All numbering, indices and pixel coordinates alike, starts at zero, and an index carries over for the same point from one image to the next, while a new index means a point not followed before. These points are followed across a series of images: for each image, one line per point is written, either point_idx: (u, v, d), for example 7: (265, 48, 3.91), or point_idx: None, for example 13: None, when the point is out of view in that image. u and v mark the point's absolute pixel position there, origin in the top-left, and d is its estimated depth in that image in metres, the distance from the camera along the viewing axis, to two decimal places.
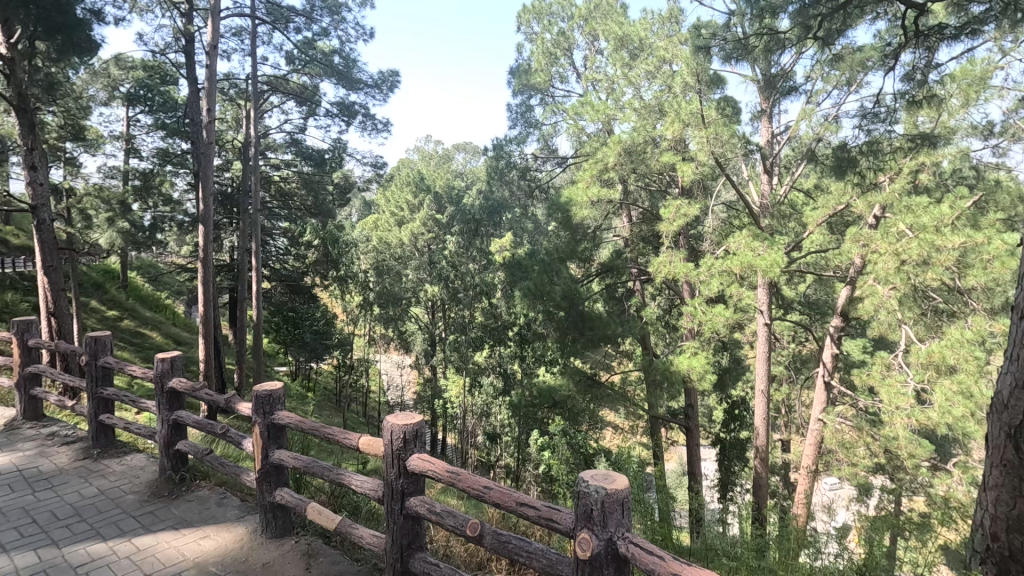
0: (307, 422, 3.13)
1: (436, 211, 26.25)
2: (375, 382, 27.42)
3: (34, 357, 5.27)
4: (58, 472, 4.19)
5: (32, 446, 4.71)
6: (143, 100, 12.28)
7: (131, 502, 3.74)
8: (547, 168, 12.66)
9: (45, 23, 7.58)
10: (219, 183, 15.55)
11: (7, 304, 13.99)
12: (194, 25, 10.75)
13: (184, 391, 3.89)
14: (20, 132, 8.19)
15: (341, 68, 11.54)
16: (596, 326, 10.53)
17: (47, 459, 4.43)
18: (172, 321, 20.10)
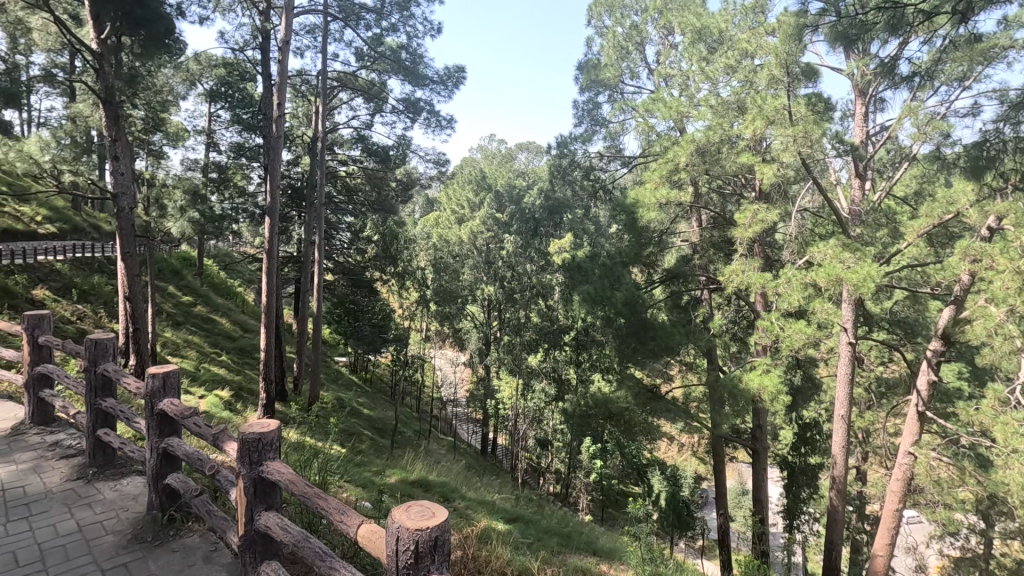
0: (300, 483, 2.12)
1: (495, 210, 26.01)
2: (429, 377, 27.56)
3: (47, 355, 4.14)
4: (42, 496, 3.20)
5: (29, 458, 3.68)
6: (224, 97, 12.73)
7: (105, 549, 2.70)
8: (612, 169, 12.02)
9: (128, 18, 7.71)
10: (289, 178, 15.71)
11: (94, 286, 14.76)
12: (271, 23, 10.84)
13: (176, 417, 2.86)
14: (105, 125, 8.39)
15: (408, 64, 11.33)
16: (659, 336, 9.79)
17: (38, 477, 3.42)
18: (240, 308, 20.84)
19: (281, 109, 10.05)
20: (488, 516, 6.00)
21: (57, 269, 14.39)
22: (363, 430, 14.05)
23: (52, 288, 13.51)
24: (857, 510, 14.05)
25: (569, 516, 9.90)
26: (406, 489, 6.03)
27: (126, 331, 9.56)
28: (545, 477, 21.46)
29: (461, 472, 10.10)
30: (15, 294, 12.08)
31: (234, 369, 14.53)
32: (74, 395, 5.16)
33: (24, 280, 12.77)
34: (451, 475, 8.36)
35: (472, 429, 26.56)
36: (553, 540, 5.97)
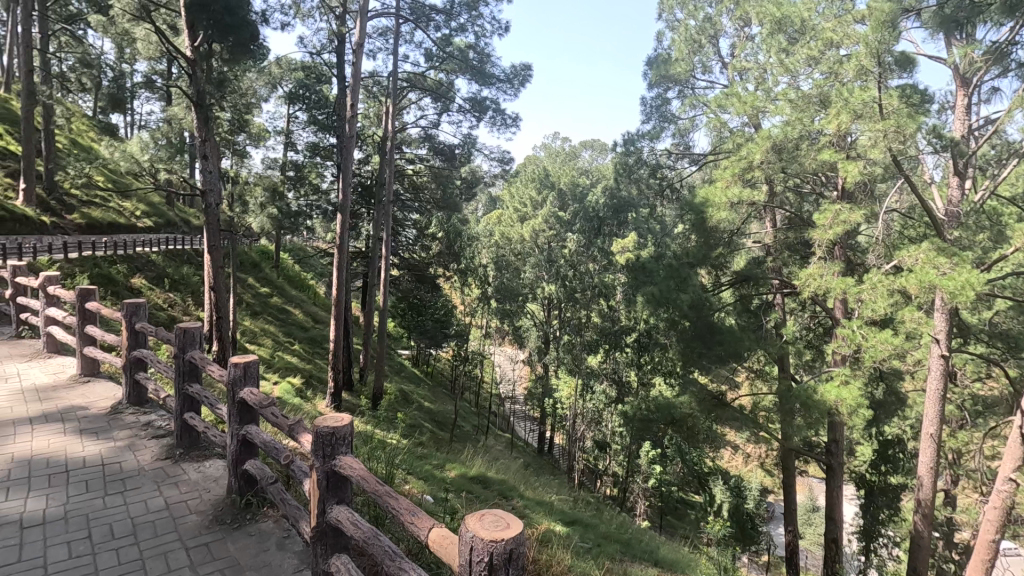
0: (372, 480, 2.15)
1: (558, 208, 25.83)
2: (489, 373, 27.84)
3: (142, 341, 4.44)
4: (135, 473, 3.45)
5: (125, 436, 3.98)
6: (302, 99, 13.39)
7: (191, 527, 2.89)
8: (680, 167, 11.62)
9: (218, 26, 8.18)
10: (360, 176, 16.29)
11: (184, 276, 15.92)
12: (347, 27, 11.25)
13: (255, 406, 2.99)
14: (196, 126, 8.98)
15: (476, 64, 11.42)
16: (726, 341, 9.36)
17: (133, 455, 3.70)
18: (313, 300, 21.86)
19: (354, 110, 10.39)
20: (546, 517, 5.96)
21: (153, 259, 15.62)
22: (424, 423, 14.38)
23: (148, 277, 14.68)
24: (946, 538, 12.89)
25: (628, 521, 9.69)
26: (466, 485, 6.09)
27: (210, 320, 10.21)
28: (602, 480, 21.17)
29: (519, 469, 10.11)
30: (117, 282, 13.22)
31: (305, 358, 15.24)
32: (164, 379, 5.56)
33: (125, 269, 13.97)
34: (509, 472, 8.39)
35: (530, 427, 26.62)
36: (612, 546, 5.85)
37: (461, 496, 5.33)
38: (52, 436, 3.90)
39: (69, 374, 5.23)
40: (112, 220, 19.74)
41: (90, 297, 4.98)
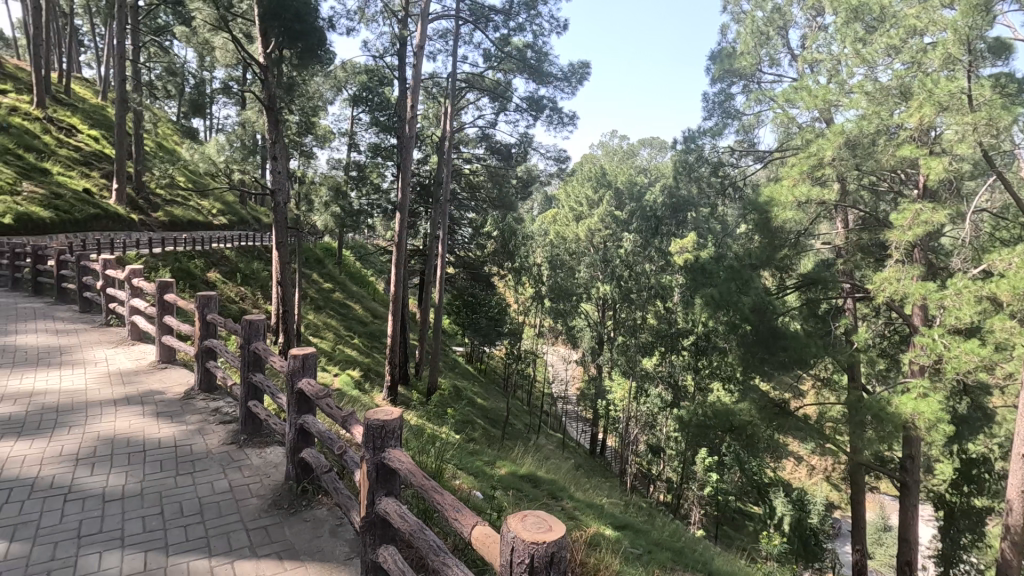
0: (419, 474, 2.18)
1: (614, 207, 25.44)
2: (542, 373, 27.83)
3: (213, 331, 4.71)
4: (204, 455, 3.67)
5: (196, 420, 4.25)
6: (365, 101, 13.84)
7: (251, 510, 3.04)
8: (744, 165, 11.16)
9: (288, 33, 8.55)
10: (419, 175, 16.67)
11: (254, 271, 16.82)
12: (408, 30, 11.51)
13: (312, 397, 3.11)
14: (267, 129, 9.44)
15: (533, 62, 11.38)
16: (792, 346, 8.78)
17: (202, 438, 3.94)
18: (372, 296, 22.58)
19: (414, 111, 10.61)
20: (597, 521, 5.88)
21: (227, 255, 16.58)
22: (476, 419, 14.56)
23: (222, 271, 15.61)
24: None
25: (683, 530, 9.43)
26: (516, 483, 6.11)
27: (276, 313, 10.72)
28: (655, 485, 20.72)
29: (570, 470, 10.05)
30: (194, 275, 14.13)
31: (364, 352, 15.76)
32: (233, 368, 5.89)
33: (202, 263, 14.90)
34: (560, 472, 8.37)
35: (582, 428, 26.41)
36: (664, 554, 5.71)
37: (510, 494, 5.35)
38: (132, 418, 4.21)
39: (149, 361, 5.63)
40: (191, 217, 21.11)
41: (168, 289, 5.34)
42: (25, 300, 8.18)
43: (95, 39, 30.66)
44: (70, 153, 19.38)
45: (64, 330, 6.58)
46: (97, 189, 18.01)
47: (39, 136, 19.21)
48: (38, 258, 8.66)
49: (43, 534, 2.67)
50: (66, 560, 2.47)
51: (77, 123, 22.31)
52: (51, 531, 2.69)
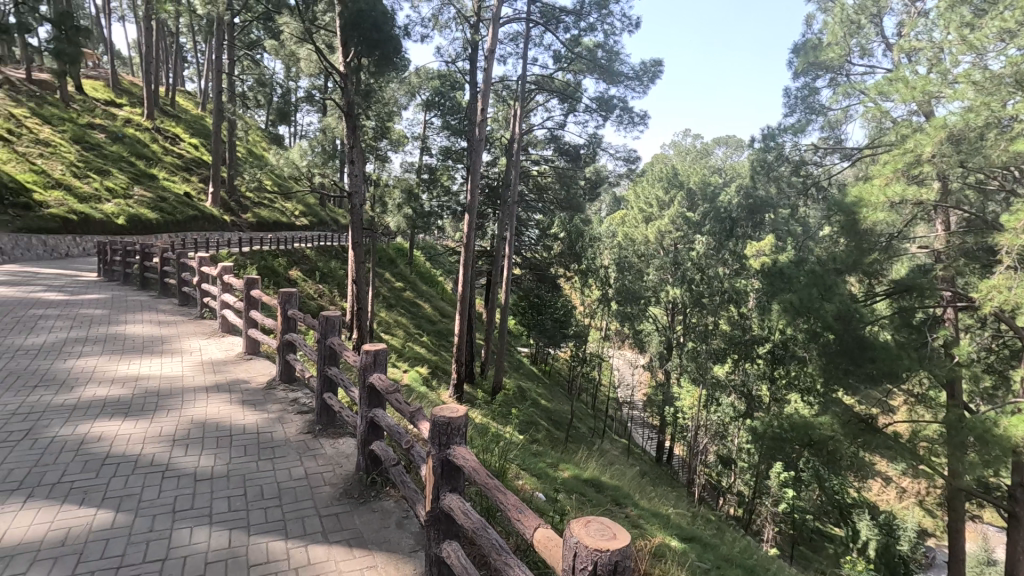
0: (483, 472, 2.20)
1: (686, 208, 24.66)
2: (607, 376, 27.45)
3: (293, 326, 4.99)
4: (282, 443, 3.90)
5: (276, 409, 4.52)
6: (438, 106, 14.24)
7: (324, 497, 3.20)
8: (829, 163, 10.50)
9: (367, 42, 8.92)
10: (488, 177, 16.92)
11: (331, 270, 17.70)
12: (480, 34, 11.70)
13: (382, 391, 3.22)
14: (346, 135, 9.92)
15: (604, 62, 11.24)
16: (880, 358, 8.16)
17: (282, 427, 4.18)
18: (441, 296, 23.14)
19: (484, 114, 10.77)
20: (662, 531, 5.72)
21: (307, 254, 17.54)
22: (540, 421, 14.57)
23: (303, 269, 16.54)
24: None
25: (754, 547, 8.98)
26: (579, 486, 6.06)
27: (352, 310, 11.22)
28: (725, 498, 19.86)
29: (635, 477, 9.84)
30: (278, 273, 15.06)
31: (432, 350, 16.19)
32: (310, 362, 6.22)
33: (285, 262, 15.85)
34: (625, 479, 8.21)
35: (648, 435, 25.79)
36: (734, 571, 5.46)
37: (573, 498, 5.30)
38: (221, 404, 4.54)
39: (237, 352, 6.06)
40: (276, 219, 22.53)
41: (255, 285, 5.72)
42: (134, 293, 9.03)
43: (197, 56, 33.43)
44: (174, 160, 21.22)
45: (165, 321, 7.22)
46: (196, 192, 19.60)
47: (149, 145, 21.17)
48: (145, 256, 9.55)
49: (144, 507, 2.93)
50: (162, 532, 2.70)
51: (180, 133, 24.41)
52: (150, 504, 2.95)
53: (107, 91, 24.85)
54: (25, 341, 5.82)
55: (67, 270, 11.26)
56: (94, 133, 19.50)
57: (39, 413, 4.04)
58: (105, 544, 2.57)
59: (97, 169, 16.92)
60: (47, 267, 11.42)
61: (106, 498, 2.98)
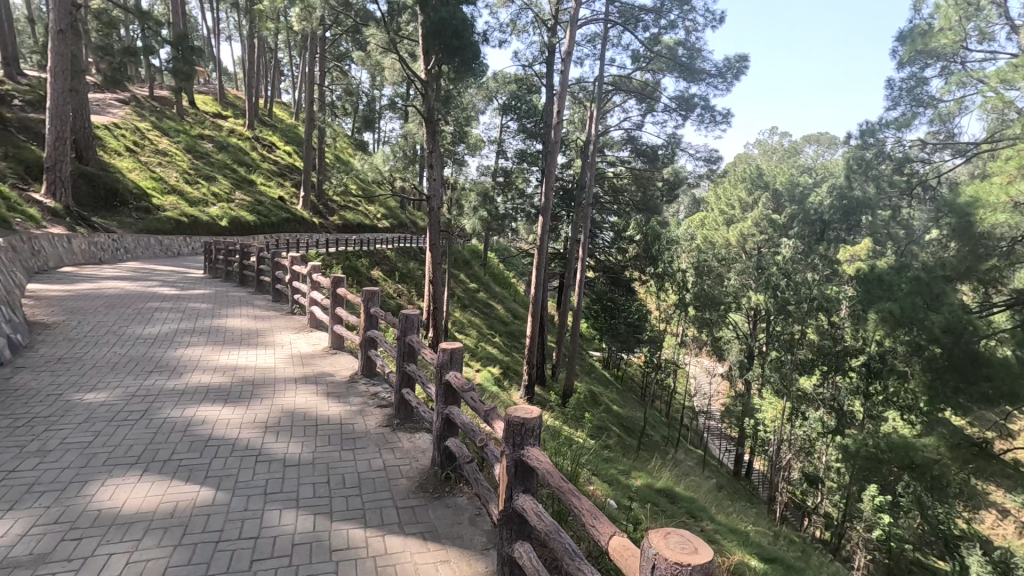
0: (557, 475, 2.19)
1: (772, 210, 23.36)
2: (683, 384, 26.56)
3: (374, 322, 5.20)
4: (363, 435, 4.08)
5: (358, 402, 4.74)
6: (514, 110, 14.40)
7: (401, 489, 3.31)
8: (939, 159, 9.47)
9: (447, 49, 9.14)
10: (562, 180, 16.89)
11: (410, 270, 18.37)
12: (557, 37, 11.69)
13: (458, 389, 3.28)
14: (426, 140, 10.26)
15: (685, 60, 10.87)
16: (998, 377, 7.31)
17: (363, 419, 4.38)
18: (514, 297, 23.37)
19: (560, 117, 10.75)
20: (741, 549, 5.45)
21: (388, 255, 18.31)
22: (612, 426, 14.33)
23: (383, 269, 17.28)
24: None
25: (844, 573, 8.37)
26: (652, 496, 5.90)
27: (428, 309, 11.58)
28: (810, 519, 18.59)
29: (711, 490, 9.45)
30: (361, 273, 15.83)
31: (504, 350, 16.38)
32: (390, 358, 6.47)
33: (368, 262, 16.63)
34: (700, 491, 7.90)
35: (725, 447, 24.68)
36: None
37: (645, 507, 5.17)
38: (309, 395, 4.83)
39: (323, 347, 6.42)
40: (359, 221, 23.69)
41: (340, 283, 6.03)
42: (235, 289, 9.82)
43: (293, 69, 35.87)
44: (270, 166, 22.88)
45: (261, 315, 7.78)
46: (289, 197, 21.02)
47: (249, 153, 22.95)
48: (245, 255, 10.35)
49: (240, 487, 3.17)
50: (255, 512, 2.91)
51: (276, 141, 26.27)
52: (245, 485, 3.18)
53: (215, 105, 27.23)
54: (142, 330, 6.48)
55: (179, 267, 12.45)
56: (203, 143, 21.40)
57: (153, 395, 4.48)
58: (207, 519, 2.81)
59: (205, 175, 18.56)
60: (163, 265, 12.67)
61: (207, 476, 3.25)
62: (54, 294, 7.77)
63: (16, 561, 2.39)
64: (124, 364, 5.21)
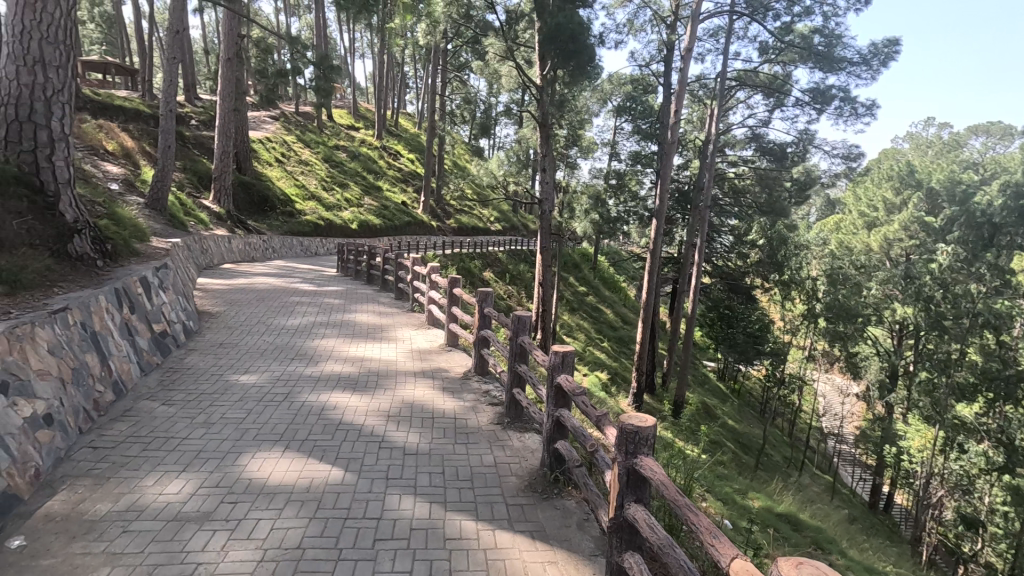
0: (672, 488, 2.11)
1: (925, 211, 20.61)
2: (810, 403, 24.35)
3: (487, 323, 5.36)
4: (475, 430, 4.22)
5: (471, 399, 4.93)
6: (629, 111, 14.18)
7: (511, 487, 3.38)
8: None
9: (563, 53, 9.15)
10: (678, 181, 16.26)
11: (520, 272, 18.73)
12: (677, 33, 11.27)
13: (569, 392, 3.28)
14: (540, 145, 10.40)
15: (821, 49, 9.92)
16: None
17: (475, 415, 4.54)
18: (623, 301, 22.91)
19: (678, 116, 10.32)
20: None
21: (499, 257, 18.83)
22: (727, 442, 13.51)
23: (495, 271, 17.80)
24: None
25: None
26: (772, 521, 5.47)
27: (538, 311, 11.73)
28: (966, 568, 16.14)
29: (842, 522, 8.54)
30: (474, 274, 16.43)
31: (613, 356, 16.12)
32: (501, 358, 6.64)
33: (480, 264, 17.23)
34: (829, 521, 7.18)
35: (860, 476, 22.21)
36: None
37: (765, 532, 4.80)
38: (427, 389, 5.10)
39: (439, 344, 6.74)
40: (474, 224, 24.59)
41: (457, 284, 6.30)
42: (362, 287, 10.67)
43: (418, 81, 38.16)
44: (395, 173, 24.51)
45: (385, 312, 8.37)
46: (411, 202, 22.38)
47: (377, 161, 24.79)
48: (372, 256, 11.19)
49: (365, 470, 3.43)
50: (378, 494, 3.14)
51: (401, 149, 28.12)
52: (370, 469, 3.44)
53: (349, 118, 29.75)
54: (286, 322, 7.25)
55: (316, 266, 13.77)
56: (339, 152, 23.49)
57: (294, 380, 5.00)
58: (337, 496, 3.09)
59: (340, 183, 20.37)
60: (303, 263, 14.07)
61: (338, 457, 3.56)
62: (218, 288, 8.97)
63: (187, 515, 2.79)
64: (271, 351, 5.88)
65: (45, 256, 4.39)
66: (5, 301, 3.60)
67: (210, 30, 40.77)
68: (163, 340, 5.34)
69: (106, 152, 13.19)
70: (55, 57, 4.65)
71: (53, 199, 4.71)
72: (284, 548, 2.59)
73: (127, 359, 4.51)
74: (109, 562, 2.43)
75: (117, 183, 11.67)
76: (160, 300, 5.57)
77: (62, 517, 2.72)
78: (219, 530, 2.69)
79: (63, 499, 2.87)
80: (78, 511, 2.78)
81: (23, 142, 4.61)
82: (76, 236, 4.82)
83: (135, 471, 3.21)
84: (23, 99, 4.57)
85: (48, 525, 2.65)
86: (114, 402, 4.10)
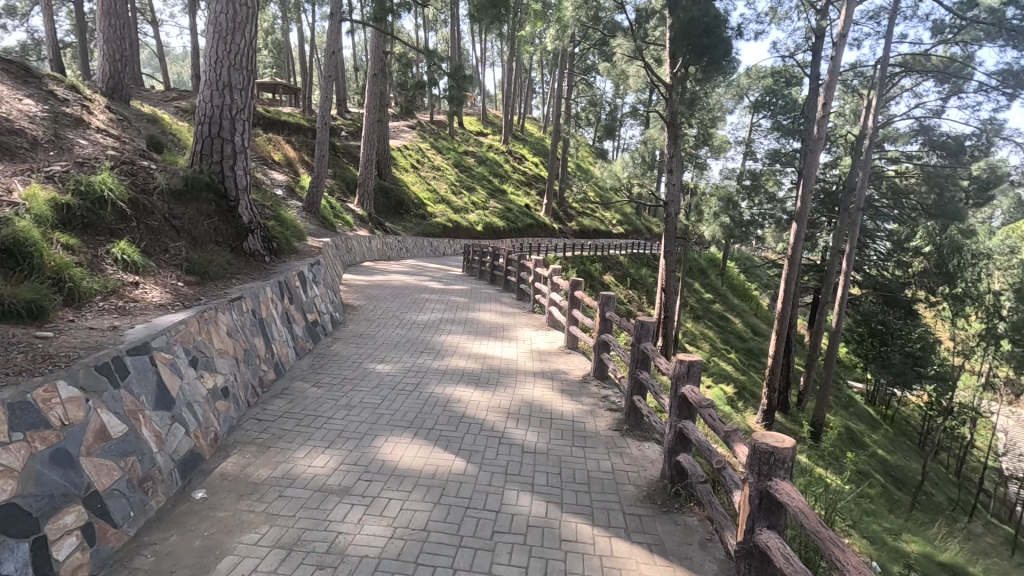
0: (813, 518, 1.92)
1: None
2: (985, 439, 20.82)
3: (608, 327, 5.29)
4: (593, 435, 4.19)
5: (589, 403, 4.88)
6: (768, 105, 13.11)
7: (629, 495, 3.30)
8: None
9: (696, 48, 8.72)
10: (824, 182, 14.79)
11: (641, 277, 18.23)
12: (828, 18, 10.25)
13: (695, 403, 3.12)
14: (667, 145, 10.03)
15: (1016, 24, 8.41)
16: None
17: (593, 420, 4.50)
18: (755, 311, 21.33)
19: (826, 109, 9.35)
20: None
21: (620, 260, 18.48)
22: (875, 473, 12.01)
23: (616, 274, 17.54)
24: None
25: None
26: (934, 570, 4.74)
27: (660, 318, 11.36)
28: None
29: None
30: (594, 277, 16.32)
31: (741, 368, 15.08)
32: (621, 364, 6.51)
33: (601, 267, 17.06)
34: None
35: None
36: None
37: None
38: (545, 389, 5.17)
39: (560, 345, 6.79)
40: (595, 227, 24.39)
41: (578, 287, 6.31)
42: (485, 287, 11.07)
43: (544, 86, 38.74)
44: (519, 177, 25.13)
45: (506, 312, 8.60)
46: (534, 204, 22.78)
47: (503, 165, 25.58)
48: (495, 257, 11.56)
49: (485, 463, 3.56)
50: (498, 488, 3.24)
51: (526, 153, 28.75)
52: (490, 462, 3.57)
53: (479, 124, 31.06)
54: (417, 317, 7.75)
55: (443, 265, 14.56)
56: (467, 158, 24.61)
57: (423, 372, 5.34)
58: (459, 485, 3.24)
59: (468, 187, 21.33)
60: (432, 263, 14.96)
61: (461, 449, 3.74)
62: (359, 283, 9.84)
63: (330, 488, 3.10)
64: (403, 344, 6.33)
65: (227, 252, 5.11)
66: (197, 289, 4.25)
67: (360, 50, 45.03)
68: (314, 328, 5.98)
69: (274, 162, 15.06)
70: (239, 80, 5.42)
71: (234, 203, 5.52)
72: (411, 528, 2.77)
73: (286, 343, 5.12)
74: (268, 521, 2.78)
75: (281, 189, 13.30)
76: (312, 293, 6.24)
77: (234, 477, 3.17)
78: (356, 504, 2.95)
79: (234, 461, 3.33)
80: (245, 473, 3.21)
81: (214, 155, 5.45)
82: (250, 235, 5.57)
83: (289, 443, 3.64)
84: (215, 119, 5.41)
85: (223, 483, 3.10)
86: (274, 380, 4.68)
